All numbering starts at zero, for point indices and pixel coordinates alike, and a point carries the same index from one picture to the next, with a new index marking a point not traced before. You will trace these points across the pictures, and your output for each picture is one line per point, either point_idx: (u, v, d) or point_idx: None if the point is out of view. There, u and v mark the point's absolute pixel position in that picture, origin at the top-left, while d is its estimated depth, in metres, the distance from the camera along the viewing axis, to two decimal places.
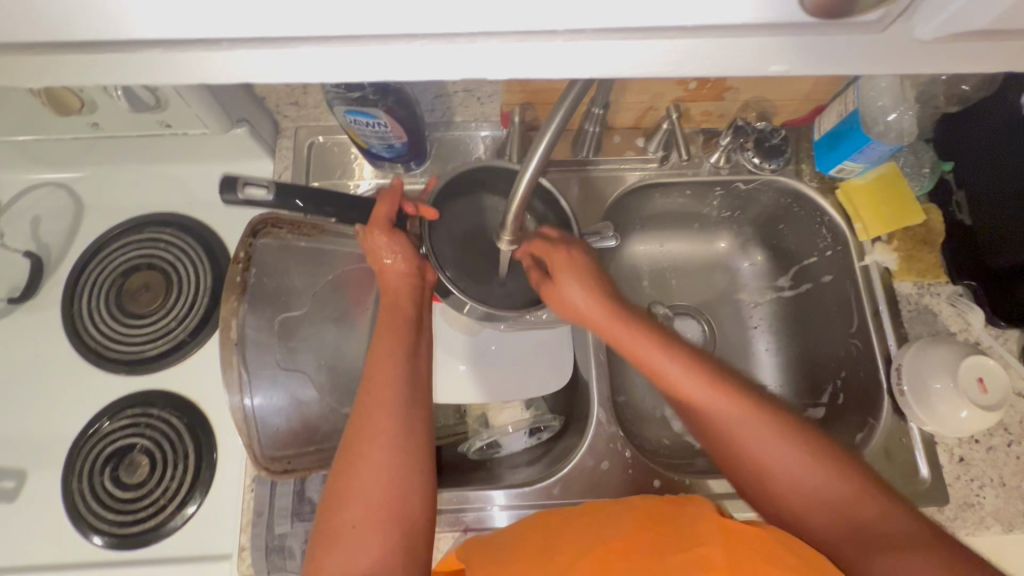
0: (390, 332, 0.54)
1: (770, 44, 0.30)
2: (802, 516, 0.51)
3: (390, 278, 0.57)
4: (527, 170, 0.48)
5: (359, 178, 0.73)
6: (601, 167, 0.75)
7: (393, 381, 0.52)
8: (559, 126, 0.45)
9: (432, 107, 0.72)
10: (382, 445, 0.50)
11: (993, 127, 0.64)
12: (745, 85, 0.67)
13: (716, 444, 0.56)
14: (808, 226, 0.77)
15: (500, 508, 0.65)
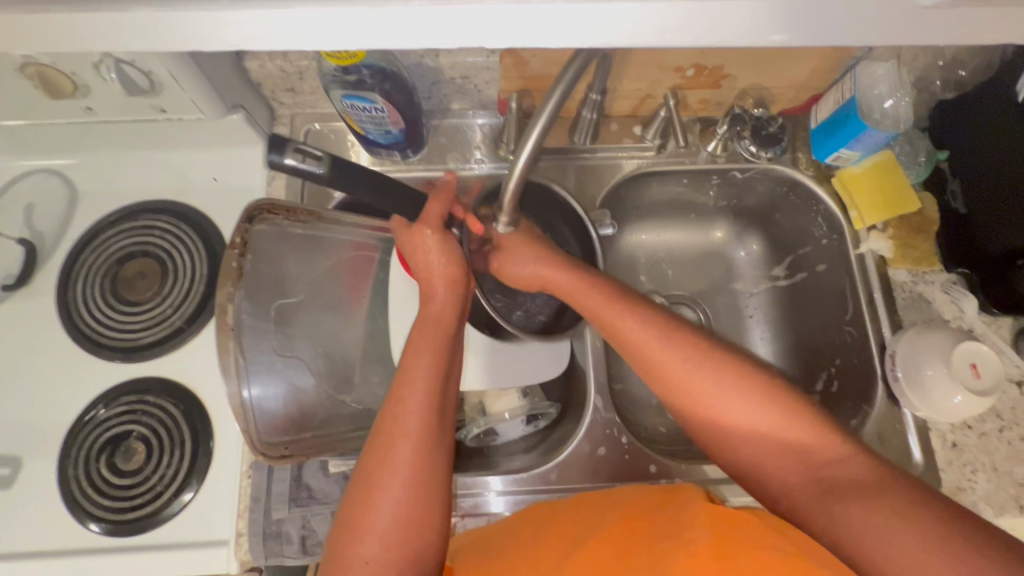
0: (423, 356, 0.54)
1: (770, 11, 0.30)
2: (766, 471, 0.52)
3: (436, 278, 0.57)
4: (523, 155, 0.49)
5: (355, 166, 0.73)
6: (598, 155, 0.75)
7: (418, 409, 0.52)
8: (554, 110, 0.47)
9: (429, 94, 0.72)
10: (408, 460, 0.50)
11: (987, 114, 0.65)
12: (742, 72, 0.67)
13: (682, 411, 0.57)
14: (804, 215, 0.78)
15: (496, 493, 0.65)
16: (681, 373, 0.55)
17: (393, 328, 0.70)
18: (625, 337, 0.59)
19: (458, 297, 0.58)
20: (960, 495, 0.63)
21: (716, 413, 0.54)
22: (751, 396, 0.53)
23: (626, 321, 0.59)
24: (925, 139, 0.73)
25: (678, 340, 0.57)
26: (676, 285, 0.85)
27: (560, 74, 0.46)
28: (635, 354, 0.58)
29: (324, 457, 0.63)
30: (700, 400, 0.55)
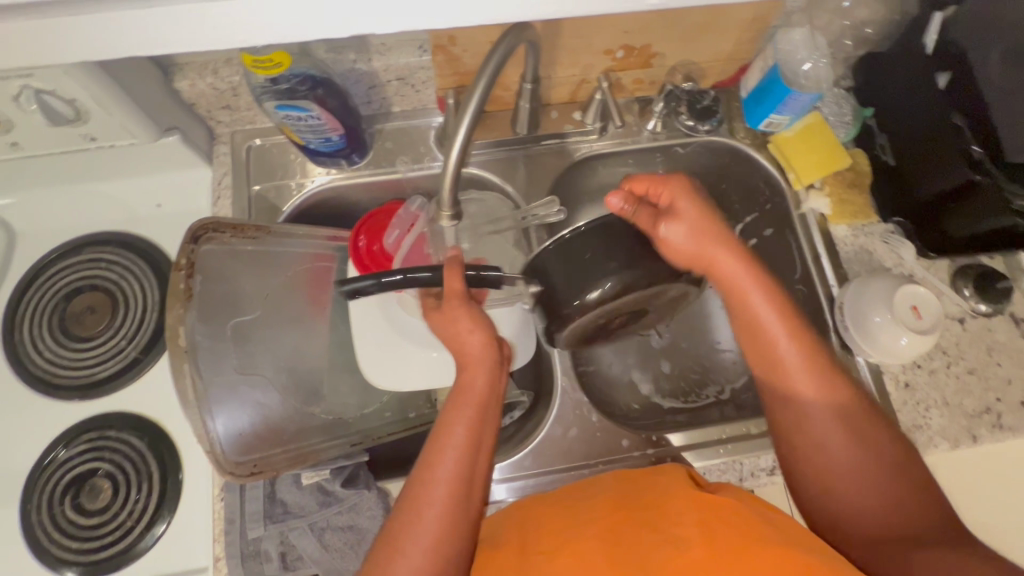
0: (454, 424, 0.55)
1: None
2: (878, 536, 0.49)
3: (470, 350, 0.58)
4: (458, 136, 0.49)
5: (311, 176, 0.74)
6: (543, 143, 0.76)
7: (446, 478, 0.52)
8: (484, 92, 0.49)
9: (367, 99, 0.72)
10: (430, 528, 0.50)
11: (898, 70, 0.71)
12: (669, 48, 0.70)
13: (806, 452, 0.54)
14: (747, 183, 0.80)
15: (495, 482, 0.66)
16: (808, 370, 0.55)
17: (359, 334, 0.70)
18: (754, 315, 0.58)
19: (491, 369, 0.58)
20: (918, 432, 0.66)
21: (823, 411, 0.54)
22: (862, 424, 0.53)
23: (775, 321, 0.57)
24: (850, 98, 0.77)
25: (806, 330, 0.57)
26: None
27: (490, 54, 0.49)
28: (767, 343, 0.57)
29: (300, 469, 0.63)
30: (810, 394, 0.55)
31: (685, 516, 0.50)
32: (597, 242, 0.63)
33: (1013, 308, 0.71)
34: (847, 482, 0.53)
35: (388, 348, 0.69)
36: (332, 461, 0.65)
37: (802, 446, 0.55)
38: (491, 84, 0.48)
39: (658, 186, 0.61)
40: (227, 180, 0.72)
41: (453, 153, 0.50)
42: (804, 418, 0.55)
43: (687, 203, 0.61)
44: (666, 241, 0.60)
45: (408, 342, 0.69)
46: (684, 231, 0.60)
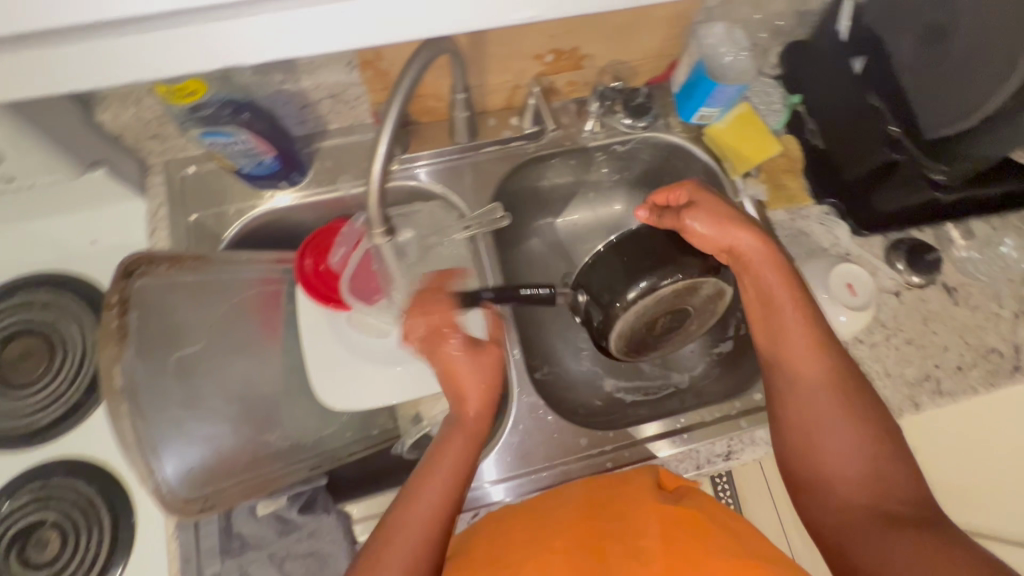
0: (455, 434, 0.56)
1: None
2: (851, 517, 0.50)
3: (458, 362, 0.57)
4: (380, 151, 0.50)
5: (271, 196, 0.73)
6: (483, 150, 0.76)
7: (438, 483, 0.53)
8: (400, 110, 0.49)
9: (302, 119, 0.71)
10: (416, 532, 0.50)
11: (818, 58, 0.74)
12: (598, 49, 0.71)
13: (795, 427, 0.56)
14: (688, 175, 0.82)
15: (491, 483, 0.66)
16: (806, 343, 0.56)
17: (309, 359, 0.69)
18: (771, 300, 0.59)
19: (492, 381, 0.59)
20: None
21: (814, 384, 0.55)
22: (853, 404, 0.54)
23: (788, 306, 0.58)
24: (778, 87, 0.79)
25: (822, 322, 0.58)
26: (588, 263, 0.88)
27: (406, 69, 0.49)
28: (773, 316, 0.59)
29: (254, 500, 0.62)
30: (810, 371, 0.55)
31: (648, 526, 0.51)
32: (627, 253, 0.67)
33: (944, 278, 0.74)
34: (829, 456, 0.53)
35: (341, 368, 0.69)
36: (290, 488, 0.64)
37: (797, 420, 0.55)
38: (409, 98, 0.49)
39: (674, 192, 0.64)
40: (163, 210, 0.70)
41: (377, 169, 0.51)
42: (800, 393, 0.56)
43: (704, 202, 0.62)
44: (693, 233, 0.62)
45: (362, 361, 0.69)
46: (708, 220, 0.61)
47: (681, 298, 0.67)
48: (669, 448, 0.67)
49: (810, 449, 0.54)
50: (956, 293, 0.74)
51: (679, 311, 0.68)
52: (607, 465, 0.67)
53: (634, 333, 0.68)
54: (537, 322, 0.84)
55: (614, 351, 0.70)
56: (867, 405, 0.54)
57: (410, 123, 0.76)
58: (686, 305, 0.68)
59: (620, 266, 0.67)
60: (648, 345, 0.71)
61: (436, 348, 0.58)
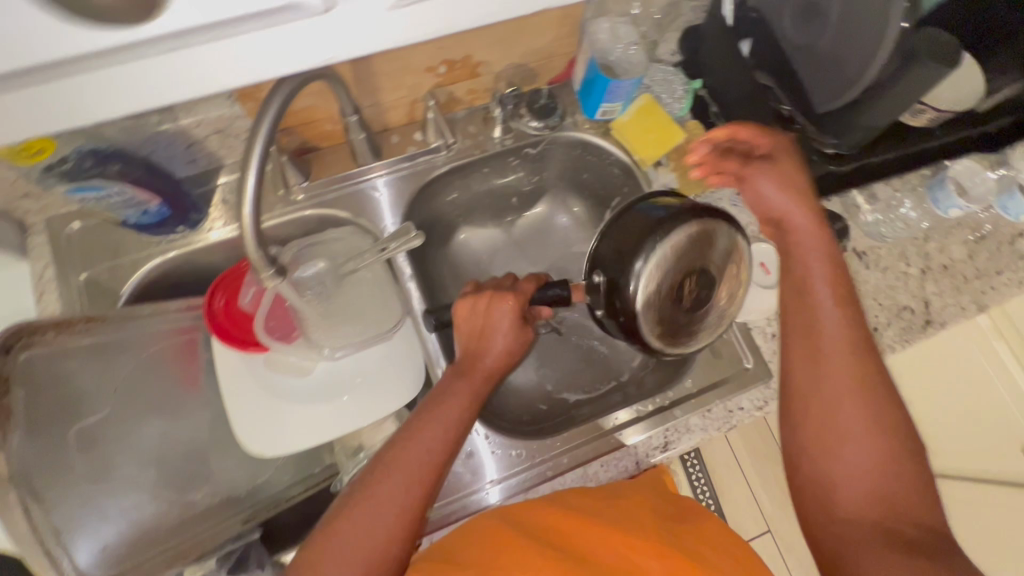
0: (455, 399, 0.59)
1: (298, 37, 0.38)
2: (843, 519, 0.48)
3: (494, 320, 0.62)
4: (250, 175, 0.44)
5: (209, 230, 0.70)
6: (390, 168, 0.74)
7: (426, 447, 0.55)
8: (273, 125, 0.44)
9: (191, 158, 0.66)
10: (392, 489, 0.53)
11: (711, 43, 0.75)
12: (491, 55, 0.69)
13: (806, 413, 0.53)
14: (604, 170, 0.82)
15: (491, 484, 0.66)
16: (842, 346, 0.53)
17: (229, 405, 0.66)
18: (811, 298, 0.56)
19: (507, 348, 0.62)
20: None
21: (839, 388, 0.51)
22: (880, 413, 0.50)
23: (824, 308, 0.55)
24: (679, 73, 0.80)
25: (866, 338, 0.54)
26: (519, 267, 0.89)
27: (274, 91, 0.44)
28: (806, 310, 0.55)
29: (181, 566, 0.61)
30: (836, 371, 0.52)
31: (648, 549, 0.53)
32: (634, 219, 0.59)
33: (854, 244, 0.77)
34: (848, 468, 0.49)
35: (264, 412, 0.66)
36: (220, 547, 0.64)
37: (807, 402, 0.53)
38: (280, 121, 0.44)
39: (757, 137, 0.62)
40: (50, 272, 0.65)
41: (248, 211, 0.44)
42: (818, 382, 0.52)
43: (769, 163, 0.61)
44: (755, 188, 0.62)
45: (288, 403, 0.67)
46: (774, 178, 0.61)
47: (703, 254, 0.57)
48: (620, 441, 0.67)
49: (816, 435, 0.51)
50: (866, 256, 0.77)
51: (704, 273, 0.57)
52: (546, 474, 0.66)
53: (664, 308, 0.56)
54: None
55: (650, 341, 0.57)
56: (897, 423, 0.50)
57: (310, 149, 0.73)
58: (709, 264, 0.57)
59: (632, 223, 0.58)
60: (686, 330, 0.58)
61: (485, 310, 0.63)
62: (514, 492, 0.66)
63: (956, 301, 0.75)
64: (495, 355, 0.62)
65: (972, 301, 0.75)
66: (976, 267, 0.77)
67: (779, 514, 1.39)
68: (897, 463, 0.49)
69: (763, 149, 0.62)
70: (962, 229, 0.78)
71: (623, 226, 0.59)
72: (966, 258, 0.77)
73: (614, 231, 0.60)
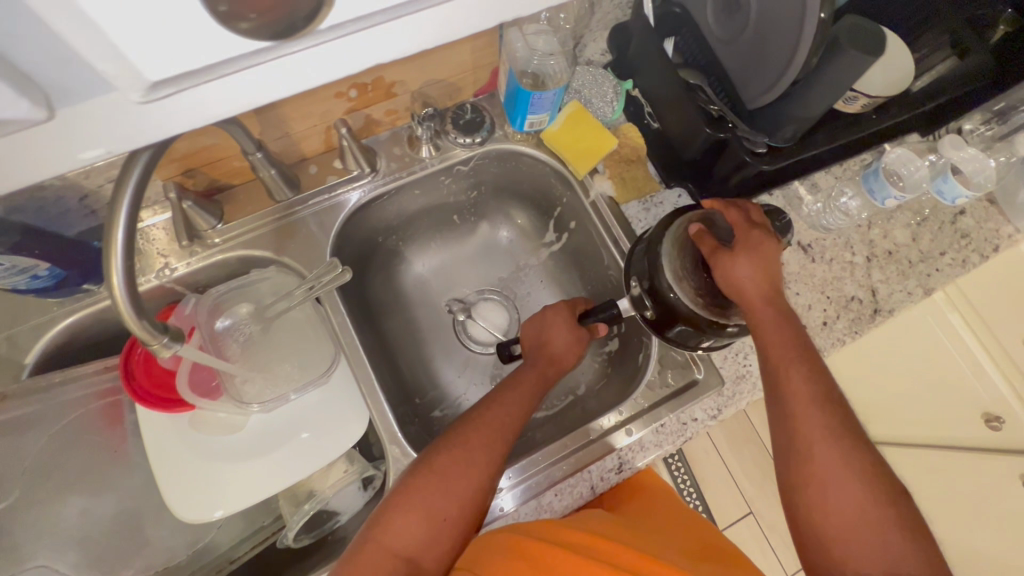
0: (515, 398, 0.63)
1: (37, 140, 0.30)
2: (844, 562, 0.50)
3: (553, 314, 0.72)
4: (120, 231, 0.39)
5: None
6: (312, 200, 0.70)
7: (472, 453, 0.57)
8: (140, 185, 0.39)
9: (87, 211, 0.61)
10: (427, 498, 0.54)
11: (637, 43, 0.72)
12: (405, 75, 0.65)
13: (794, 464, 0.54)
14: (542, 179, 0.79)
15: (506, 491, 0.64)
16: (816, 406, 0.54)
17: (156, 471, 0.62)
18: (781, 361, 0.57)
19: (570, 341, 0.70)
20: (742, 381, 0.69)
21: (822, 437, 0.53)
22: (864, 462, 0.52)
23: (801, 371, 0.56)
24: (609, 75, 0.77)
25: (836, 392, 0.55)
26: (467, 286, 0.86)
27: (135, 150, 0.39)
28: (775, 370, 0.57)
29: None
30: (818, 423, 0.53)
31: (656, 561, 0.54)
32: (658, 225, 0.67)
33: (799, 237, 0.75)
34: (834, 514, 0.51)
35: (194, 474, 0.62)
36: None
37: (797, 454, 0.54)
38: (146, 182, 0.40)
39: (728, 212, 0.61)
40: None
41: (117, 280, 0.40)
42: (803, 435, 0.53)
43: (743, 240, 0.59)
44: (732, 272, 0.58)
45: (219, 463, 0.63)
46: (750, 258, 0.58)
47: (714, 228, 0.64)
48: (612, 444, 0.66)
49: (809, 483, 0.52)
50: (812, 249, 0.75)
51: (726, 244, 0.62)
52: (503, 508, 0.64)
53: (696, 280, 0.61)
54: (421, 361, 0.81)
55: (697, 311, 0.60)
56: (877, 471, 0.52)
57: (219, 188, 0.68)
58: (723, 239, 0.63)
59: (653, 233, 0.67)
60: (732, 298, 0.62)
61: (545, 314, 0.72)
62: (524, 501, 0.64)
63: (902, 286, 0.74)
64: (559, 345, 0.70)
65: (919, 285, 0.74)
66: (920, 250, 0.76)
67: (760, 496, 1.40)
68: (890, 508, 0.50)
69: (736, 221, 0.61)
70: (905, 213, 0.77)
71: (653, 232, 0.68)
72: (909, 242, 0.76)
73: (643, 242, 0.68)
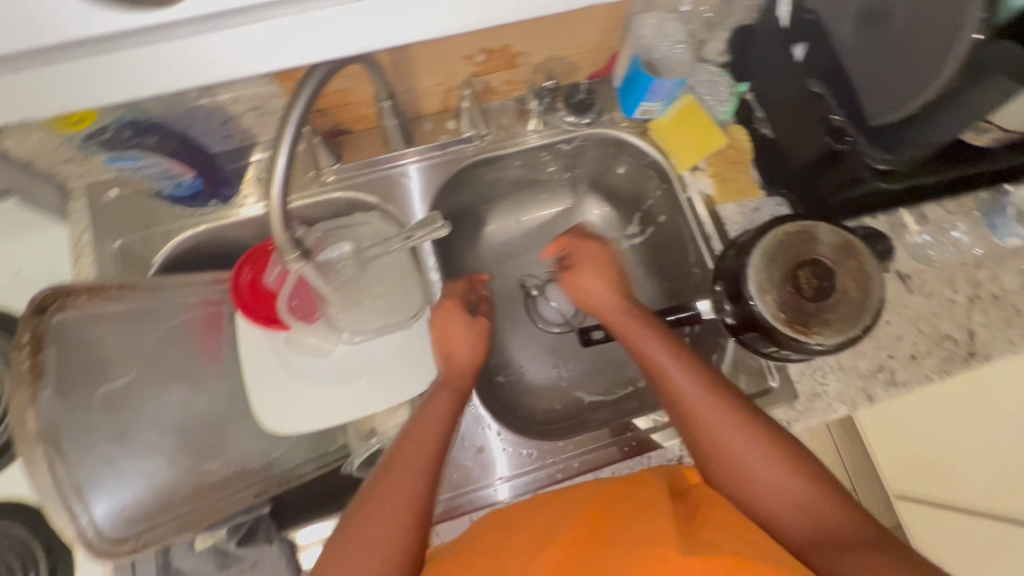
0: (437, 402, 0.59)
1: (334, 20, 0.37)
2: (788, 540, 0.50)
3: (453, 313, 0.67)
4: (280, 151, 0.44)
5: (241, 206, 0.70)
6: (422, 155, 0.74)
7: (410, 456, 0.54)
8: (307, 104, 0.45)
9: (225, 133, 0.67)
10: (380, 520, 0.49)
11: (760, 48, 0.72)
12: (531, 47, 0.68)
13: (714, 464, 0.54)
14: (638, 170, 0.80)
15: (501, 481, 0.67)
16: (710, 407, 0.55)
17: (248, 381, 0.67)
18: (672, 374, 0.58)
19: (474, 342, 0.66)
20: (816, 400, 0.68)
21: (723, 432, 0.54)
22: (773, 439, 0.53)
23: (690, 374, 0.58)
24: (725, 75, 0.77)
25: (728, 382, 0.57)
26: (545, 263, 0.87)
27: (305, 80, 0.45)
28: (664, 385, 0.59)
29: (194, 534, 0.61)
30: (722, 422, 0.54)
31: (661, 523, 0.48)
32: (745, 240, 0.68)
33: (898, 266, 0.73)
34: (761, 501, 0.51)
35: (282, 388, 0.67)
36: (230, 519, 0.63)
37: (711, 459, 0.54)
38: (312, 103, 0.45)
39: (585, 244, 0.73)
40: (87, 237, 0.67)
41: (276, 191, 0.44)
42: (704, 435, 0.55)
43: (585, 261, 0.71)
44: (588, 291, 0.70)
45: (306, 383, 0.68)
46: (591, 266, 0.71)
47: (802, 245, 0.63)
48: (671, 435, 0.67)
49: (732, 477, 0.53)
50: (910, 280, 0.72)
51: (817, 264, 0.63)
52: (556, 476, 0.67)
53: (783, 292, 0.62)
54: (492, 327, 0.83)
55: (778, 327, 0.61)
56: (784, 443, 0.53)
57: (342, 131, 0.73)
58: (819, 256, 0.63)
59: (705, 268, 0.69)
60: (820, 318, 0.62)
61: (447, 312, 0.67)
62: (523, 490, 0.67)
63: (1005, 333, 0.70)
64: (467, 355, 0.65)
65: None
66: None
67: None
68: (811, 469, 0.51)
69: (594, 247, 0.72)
70: (1019, 259, 0.73)
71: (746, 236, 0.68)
72: (1020, 289, 0.72)
73: (732, 248, 0.69)
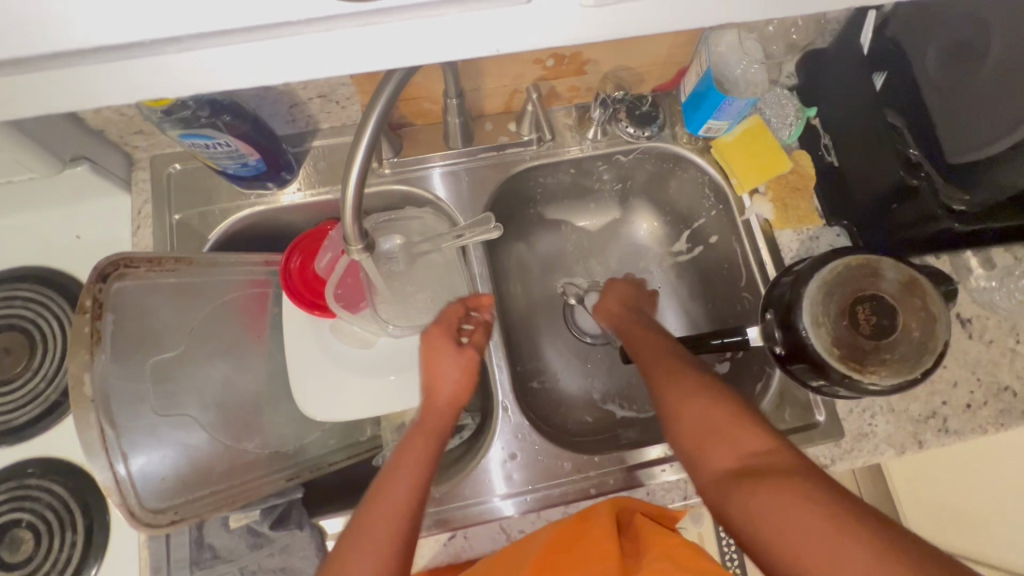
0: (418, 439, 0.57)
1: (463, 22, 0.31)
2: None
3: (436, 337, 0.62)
4: (361, 141, 0.44)
5: (281, 193, 0.70)
6: (479, 154, 0.74)
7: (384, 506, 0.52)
8: (391, 99, 0.44)
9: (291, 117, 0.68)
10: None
11: (834, 74, 0.70)
12: (602, 56, 0.67)
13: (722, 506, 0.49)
14: (693, 187, 0.79)
15: (501, 498, 0.66)
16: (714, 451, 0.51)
17: (290, 365, 0.67)
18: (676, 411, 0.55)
19: (458, 363, 0.61)
20: (863, 440, 0.66)
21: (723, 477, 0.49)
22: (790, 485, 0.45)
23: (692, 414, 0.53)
24: (794, 99, 0.74)
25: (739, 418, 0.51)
26: (588, 272, 0.86)
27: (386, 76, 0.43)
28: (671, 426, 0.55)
29: (227, 512, 0.61)
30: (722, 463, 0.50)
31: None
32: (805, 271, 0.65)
33: (959, 309, 0.70)
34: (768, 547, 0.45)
35: (321, 374, 0.68)
36: (264, 501, 0.63)
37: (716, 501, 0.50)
38: (397, 95, 0.43)
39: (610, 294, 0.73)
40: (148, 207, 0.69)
41: (352, 178, 0.44)
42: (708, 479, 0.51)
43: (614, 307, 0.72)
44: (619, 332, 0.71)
45: (346, 371, 0.68)
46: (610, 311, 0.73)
47: (866, 281, 0.61)
48: None
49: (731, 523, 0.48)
50: (971, 325, 0.70)
51: (877, 301, 0.60)
52: (590, 491, 0.66)
53: (840, 328, 0.60)
54: (530, 332, 0.83)
55: (830, 362, 0.59)
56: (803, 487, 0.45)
57: (404, 125, 0.74)
58: (880, 293, 0.60)
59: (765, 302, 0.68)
60: (877, 357, 0.59)
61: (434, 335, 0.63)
62: (553, 501, 0.66)
63: None
64: (451, 386, 0.61)
65: None
66: None
67: None
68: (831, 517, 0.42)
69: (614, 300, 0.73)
70: None
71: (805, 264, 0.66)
72: None
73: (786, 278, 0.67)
